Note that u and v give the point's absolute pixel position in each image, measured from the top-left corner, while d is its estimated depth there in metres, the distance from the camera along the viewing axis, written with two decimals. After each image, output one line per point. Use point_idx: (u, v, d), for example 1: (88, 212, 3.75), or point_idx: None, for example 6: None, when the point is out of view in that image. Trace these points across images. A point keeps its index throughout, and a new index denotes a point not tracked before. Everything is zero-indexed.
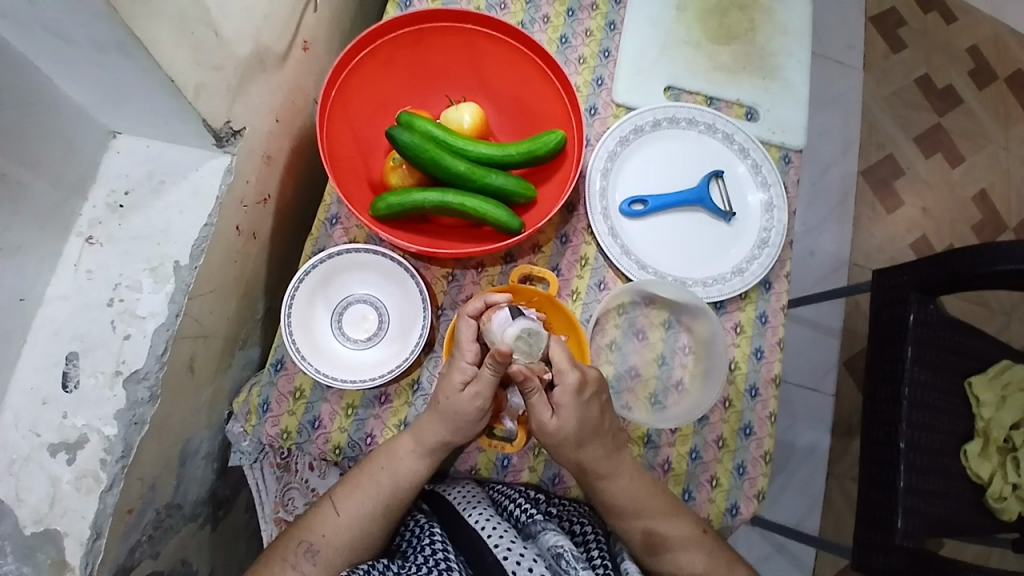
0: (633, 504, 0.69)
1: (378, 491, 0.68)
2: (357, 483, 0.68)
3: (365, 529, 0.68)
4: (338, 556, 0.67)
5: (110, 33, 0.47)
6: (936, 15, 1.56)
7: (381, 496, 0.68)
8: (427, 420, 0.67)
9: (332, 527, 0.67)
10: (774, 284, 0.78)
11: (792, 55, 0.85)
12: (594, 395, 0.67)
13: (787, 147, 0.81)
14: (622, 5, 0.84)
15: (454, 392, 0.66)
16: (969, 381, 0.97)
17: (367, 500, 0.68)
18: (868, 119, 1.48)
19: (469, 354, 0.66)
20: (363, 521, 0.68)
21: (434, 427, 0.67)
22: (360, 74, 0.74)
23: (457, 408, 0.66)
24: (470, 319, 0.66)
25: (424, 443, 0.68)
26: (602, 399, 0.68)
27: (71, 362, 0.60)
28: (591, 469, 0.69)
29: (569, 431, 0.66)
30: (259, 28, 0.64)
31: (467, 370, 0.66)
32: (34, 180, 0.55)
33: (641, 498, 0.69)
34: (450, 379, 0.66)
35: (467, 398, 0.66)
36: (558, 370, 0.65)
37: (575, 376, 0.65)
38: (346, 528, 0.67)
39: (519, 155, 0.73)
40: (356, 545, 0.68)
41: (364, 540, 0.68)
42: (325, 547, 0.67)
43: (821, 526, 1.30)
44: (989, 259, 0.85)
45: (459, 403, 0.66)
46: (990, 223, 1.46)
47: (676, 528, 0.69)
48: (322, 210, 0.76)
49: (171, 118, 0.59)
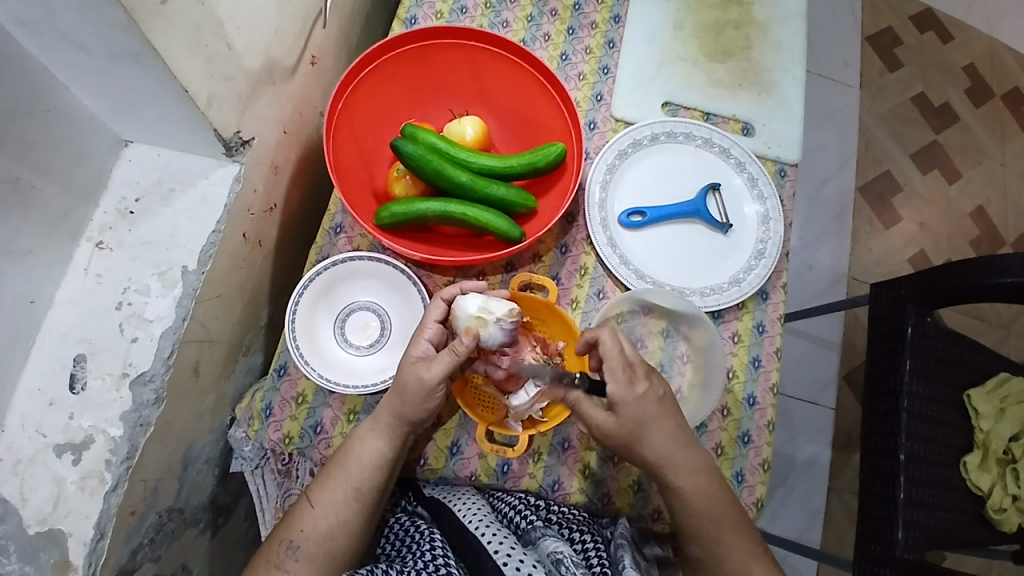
0: (681, 487, 0.67)
1: (345, 477, 0.67)
2: (328, 475, 0.68)
3: (343, 517, 0.67)
4: (318, 548, 0.66)
5: (127, 43, 0.49)
6: (931, 33, 1.59)
7: (348, 479, 0.67)
8: (387, 398, 0.68)
9: (309, 520, 0.67)
10: (770, 294, 0.79)
11: (787, 71, 0.87)
12: (647, 388, 0.67)
13: (783, 160, 0.83)
14: (620, 22, 0.86)
15: (408, 363, 0.67)
16: (967, 393, 0.98)
17: (338, 487, 0.67)
18: (865, 136, 1.50)
19: (429, 332, 0.68)
20: (339, 508, 0.67)
21: (391, 402, 0.67)
22: (367, 88, 0.76)
23: (405, 380, 0.66)
24: (439, 301, 0.69)
25: (384, 422, 0.67)
26: (658, 389, 0.68)
27: (79, 365, 0.61)
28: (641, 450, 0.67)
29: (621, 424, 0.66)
30: (269, 42, 0.66)
31: (426, 347, 0.68)
32: (47, 185, 0.57)
33: (686, 483, 0.67)
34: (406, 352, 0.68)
35: (411, 366, 0.67)
36: (608, 365, 0.66)
37: (624, 371, 0.66)
38: (323, 518, 0.67)
39: (520, 166, 0.74)
40: (334, 534, 0.67)
41: (343, 527, 0.67)
42: (305, 541, 0.66)
43: (822, 541, 1.29)
44: (984, 271, 0.86)
45: (405, 373, 0.67)
46: (988, 238, 1.47)
47: (716, 521, 0.67)
48: (326, 219, 0.77)
49: (183, 127, 0.61)
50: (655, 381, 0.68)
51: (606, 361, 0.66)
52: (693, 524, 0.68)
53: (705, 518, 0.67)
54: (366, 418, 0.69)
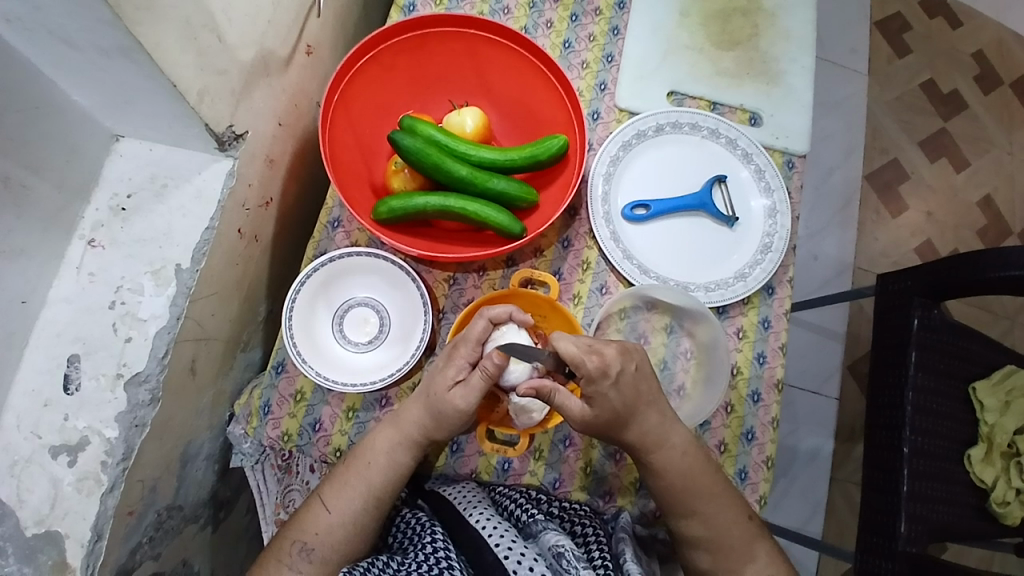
0: (689, 479, 0.67)
1: (367, 485, 0.67)
2: (345, 480, 0.67)
3: (359, 524, 0.67)
4: (334, 552, 0.66)
5: (115, 38, 0.47)
6: (941, 19, 1.55)
7: (370, 489, 0.67)
8: (413, 407, 0.68)
9: (324, 524, 0.66)
10: (776, 289, 0.77)
11: (796, 60, 0.84)
12: (620, 372, 0.64)
13: (791, 152, 0.81)
14: (625, 10, 0.84)
15: (443, 390, 0.66)
16: (972, 387, 0.97)
17: (357, 495, 0.67)
18: (872, 123, 1.48)
19: (468, 353, 0.66)
20: (356, 515, 0.67)
21: (419, 415, 0.67)
22: (364, 78, 0.74)
23: (440, 400, 0.66)
24: (486, 319, 0.65)
25: (412, 434, 0.67)
26: (630, 368, 0.65)
27: (73, 365, 0.60)
28: (645, 445, 0.67)
29: (608, 415, 0.64)
30: (263, 32, 0.64)
31: (462, 367, 0.66)
32: (37, 183, 0.56)
33: (696, 472, 0.67)
34: (442, 376, 0.66)
35: (452, 396, 0.65)
36: (575, 363, 0.62)
37: (594, 361, 0.62)
38: (339, 523, 0.66)
39: (521, 159, 0.73)
40: (349, 540, 0.67)
41: (360, 533, 0.67)
42: (320, 545, 0.66)
43: (823, 531, 1.29)
44: (992, 266, 0.85)
45: (444, 400, 0.65)
46: (995, 227, 1.45)
47: (726, 510, 0.68)
48: (324, 213, 0.76)
49: (175, 122, 0.59)
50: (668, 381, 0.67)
51: (571, 361, 0.62)
52: (715, 533, 0.68)
53: (719, 500, 0.67)
54: (383, 420, 0.69)
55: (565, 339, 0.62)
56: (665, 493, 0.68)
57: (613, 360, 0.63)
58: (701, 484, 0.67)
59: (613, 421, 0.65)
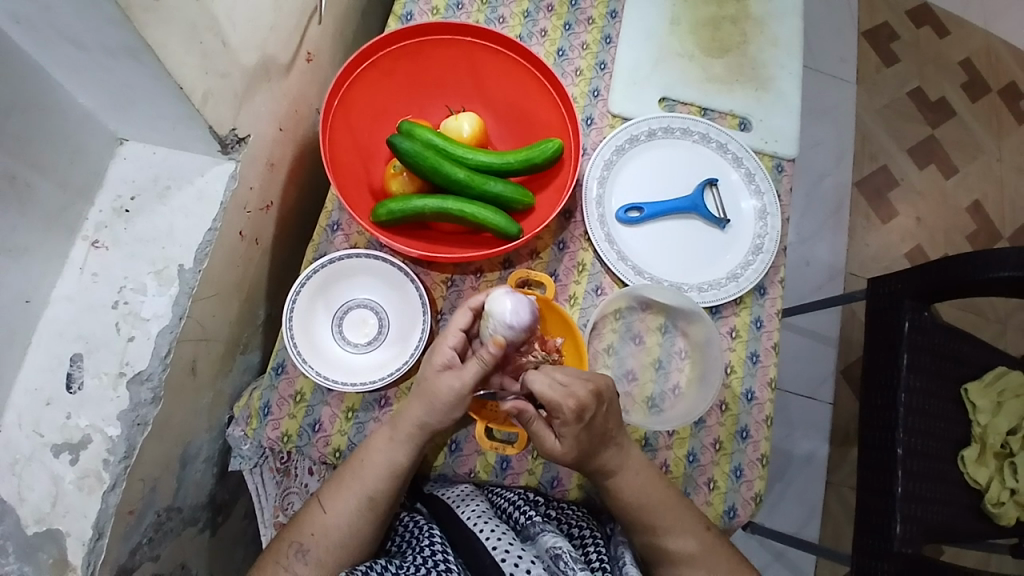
0: (649, 497, 0.68)
1: (361, 485, 0.67)
2: (342, 482, 0.68)
3: (353, 523, 0.67)
4: (328, 555, 0.66)
5: (122, 39, 0.48)
6: (928, 28, 1.59)
7: (362, 487, 0.67)
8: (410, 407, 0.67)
9: (319, 525, 0.67)
10: (768, 289, 0.79)
11: (785, 66, 0.87)
12: (598, 412, 0.64)
13: (780, 156, 0.83)
14: (617, 18, 0.86)
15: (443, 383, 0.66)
16: (965, 388, 0.98)
17: (352, 496, 0.67)
18: (862, 131, 1.50)
19: (453, 340, 0.67)
20: (351, 514, 0.67)
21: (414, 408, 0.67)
22: (363, 84, 0.76)
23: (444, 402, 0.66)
24: (467, 308, 0.68)
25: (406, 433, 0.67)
26: (607, 407, 0.65)
27: (76, 363, 0.61)
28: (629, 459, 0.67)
29: (581, 449, 0.65)
30: (265, 37, 0.66)
31: (450, 355, 0.67)
32: (41, 183, 0.57)
33: (659, 492, 0.68)
34: (431, 361, 0.66)
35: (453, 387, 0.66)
36: (552, 405, 0.63)
37: (571, 406, 0.62)
38: (335, 524, 0.67)
39: (517, 163, 0.74)
40: (344, 539, 0.67)
41: (355, 534, 0.67)
42: (315, 545, 0.66)
43: (819, 535, 1.30)
44: (981, 266, 0.86)
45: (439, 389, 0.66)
46: (984, 232, 1.47)
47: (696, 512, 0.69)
48: (324, 217, 0.77)
49: (179, 125, 0.61)
50: (609, 400, 0.65)
51: (550, 401, 0.63)
52: (709, 546, 0.68)
53: (690, 517, 0.68)
54: (382, 427, 0.69)
55: (541, 383, 0.63)
56: (652, 513, 0.68)
57: (588, 400, 0.63)
58: (665, 500, 0.68)
59: (581, 456, 0.66)
